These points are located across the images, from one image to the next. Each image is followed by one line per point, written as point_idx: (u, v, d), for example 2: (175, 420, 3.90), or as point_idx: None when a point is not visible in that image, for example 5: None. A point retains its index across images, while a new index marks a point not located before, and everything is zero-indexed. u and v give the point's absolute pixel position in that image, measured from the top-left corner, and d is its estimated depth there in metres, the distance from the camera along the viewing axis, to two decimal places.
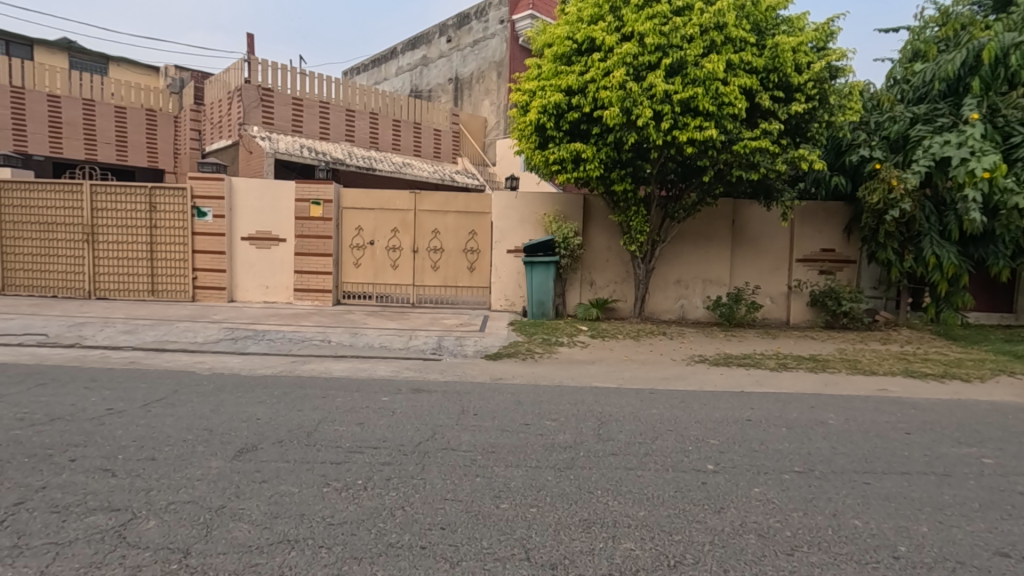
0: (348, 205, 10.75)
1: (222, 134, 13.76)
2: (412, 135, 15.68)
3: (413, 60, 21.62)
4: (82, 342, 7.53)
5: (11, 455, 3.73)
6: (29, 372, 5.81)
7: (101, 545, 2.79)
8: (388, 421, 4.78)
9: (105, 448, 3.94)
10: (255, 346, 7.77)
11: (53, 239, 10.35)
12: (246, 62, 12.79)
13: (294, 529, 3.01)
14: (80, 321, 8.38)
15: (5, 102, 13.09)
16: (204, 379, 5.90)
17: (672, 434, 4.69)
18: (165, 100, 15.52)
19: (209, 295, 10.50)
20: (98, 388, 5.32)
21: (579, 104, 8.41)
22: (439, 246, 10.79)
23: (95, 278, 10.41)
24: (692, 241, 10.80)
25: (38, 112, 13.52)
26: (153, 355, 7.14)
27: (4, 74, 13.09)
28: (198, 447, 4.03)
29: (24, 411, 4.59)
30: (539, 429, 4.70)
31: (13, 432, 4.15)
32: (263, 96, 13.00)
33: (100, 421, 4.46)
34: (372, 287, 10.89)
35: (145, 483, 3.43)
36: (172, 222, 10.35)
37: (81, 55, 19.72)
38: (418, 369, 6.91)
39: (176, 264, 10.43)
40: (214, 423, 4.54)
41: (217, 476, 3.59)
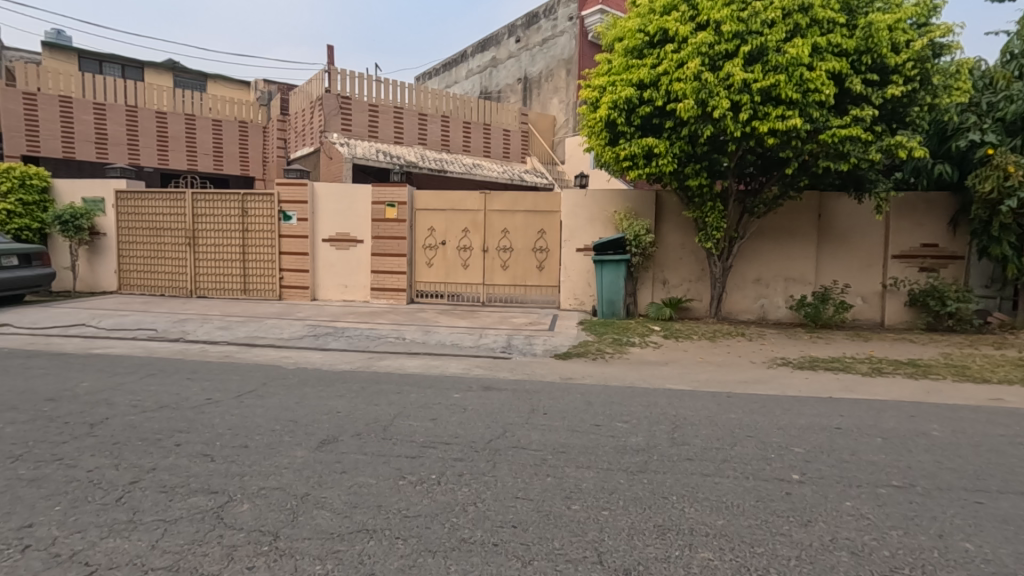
0: (421, 206, 11.06)
1: (305, 142, 14.58)
2: (482, 136, 15.90)
3: (483, 62, 21.91)
4: (185, 337, 8.23)
5: (127, 438, 4.14)
6: (142, 363, 6.43)
7: (202, 524, 3.03)
8: (459, 418, 4.88)
9: (204, 434, 4.28)
10: (335, 342, 8.17)
11: (161, 243, 11.38)
12: (326, 72, 13.45)
13: (372, 519, 3.13)
14: (182, 317, 9.16)
15: (122, 120, 14.55)
16: (289, 373, 6.28)
17: (752, 440, 4.46)
18: (255, 112, 16.66)
19: (294, 294, 11.16)
20: (198, 380, 5.80)
21: (651, 98, 8.17)
22: (509, 245, 10.87)
23: (196, 278, 11.33)
24: (773, 237, 10.24)
25: (148, 128, 14.91)
26: (244, 349, 7.68)
27: (120, 95, 14.54)
28: (284, 437, 4.28)
29: (136, 398, 5.08)
30: (609, 431, 4.62)
31: (128, 417, 4.60)
32: (342, 104, 13.63)
33: (200, 410, 4.85)
34: (444, 287, 11.16)
35: (239, 469, 3.69)
36: (261, 226, 11.09)
37: (184, 73, 21.56)
38: (488, 367, 6.99)
39: (265, 264, 11.16)
40: (299, 415, 4.82)
41: (302, 465, 3.80)
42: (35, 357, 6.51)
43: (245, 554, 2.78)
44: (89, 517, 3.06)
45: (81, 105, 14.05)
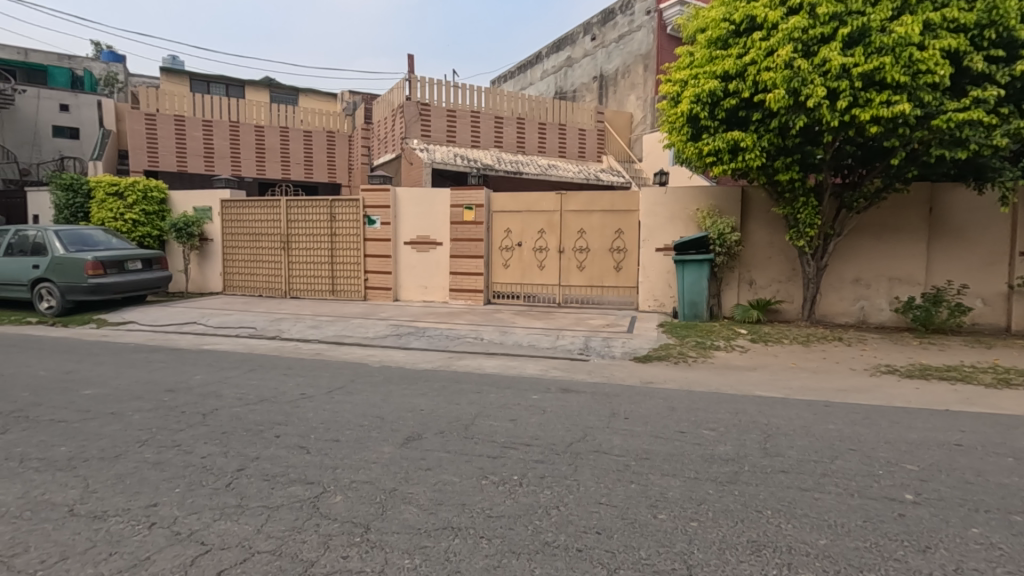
0: (498, 208, 11.19)
1: (387, 149, 15.20)
2: (557, 136, 15.85)
3: (558, 62, 21.86)
4: (281, 335, 8.81)
5: (234, 428, 4.48)
6: (245, 359, 6.96)
7: (301, 512, 3.22)
8: (538, 420, 4.87)
9: (300, 427, 4.55)
10: (416, 341, 8.44)
11: (259, 248, 12.26)
12: (407, 81, 13.94)
13: (457, 517, 3.19)
14: (279, 317, 9.81)
15: (226, 135, 15.85)
16: (374, 371, 6.55)
17: (855, 454, 4.11)
18: (342, 122, 17.58)
19: (378, 295, 11.66)
20: (293, 375, 6.19)
21: (737, 89, 7.79)
22: (586, 246, 10.76)
23: (289, 280, 12.12)
24: (874, 234, 9.45)
25: (248, 141, 16.15)
26: (334, 347, 8.10)
27: (224, 112, 15.84)
28: (372, 432, 4.47)
29: (240, 392, 5.49)
30: (694, 438, 4.43)
31: (234, 408, 4.99)
32: (422, 111, 14.08)
33: (296, 404, 5.17)
34: (520, 287, 11.22)
35: (332, 461, 3.89)
36: (348, 230, 11.68)
37: (279, 89, 23.19)
38: (566, 369, 6.94)
39: (351, 266, 11.74)
40: (385, 411, 5.01)
41: (389, 460, 3.94)
42: (155, 352, 7.21)
43: (340, 544, 2.91)
44: (203, 500, 3.34)
45: (192, 122, 15.46)
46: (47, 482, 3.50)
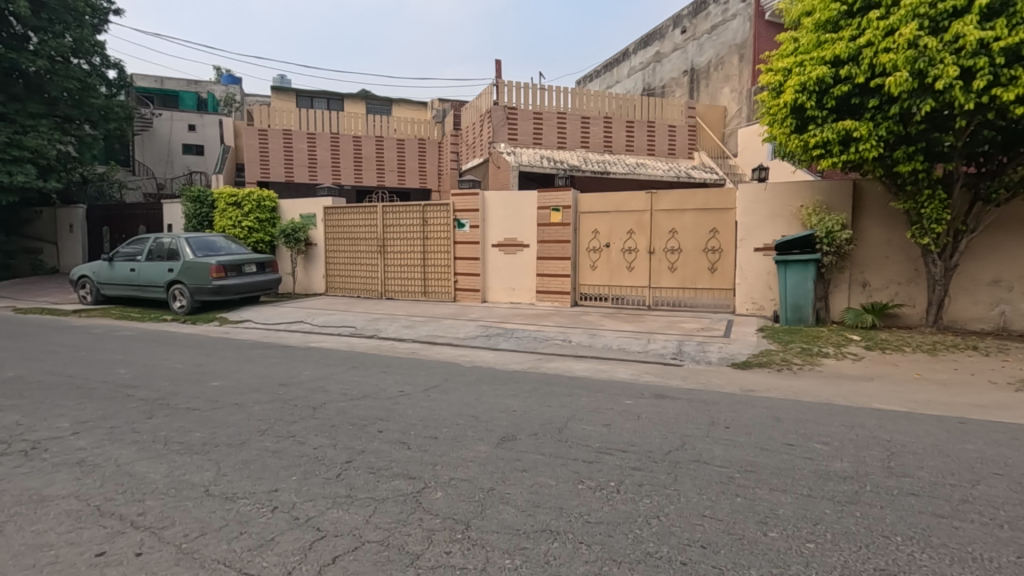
0: (585, 209, 11.09)
1: (475, 154, 15.56)
2: (646, 134, 15.45)
3: (646, 58, 21.32)
4: (378, 334, 9.28)
5: (341, 422, 4.76)
6: (347, 357, 7.40)
7: (405, 506, 3.35)
8: (633, 426, 4.75)
9: (400, 423, 4.75)
10: (505, 342, 8.55)
11: (358, 251, 12.99)
12: (495, 86, 14.19)
13: (555, 520, 3.18)
14: (375, 317, 10.33)
15: (328, 146, 16.97)
16: (466, 371, 6.71)
17: (1001, 480, 3.63)
18: (432, 129, 18.23)
19: (467, 296, 11.96)
20: (392, 373, 6.50)
21: (850, 75, 7.19)
22: (677, 246, 10.39)
23: (385, 282, 12.73)
24: (1018, 230, 8.34)
25: (347, 151, 17.18)
26: (427, 347, 8.39)
27: (327, 124, 16.97)
28: (468, 431, 4.57)
29: (344, 388, 5.84)
30: (805, 452, 4.13)
31: (340, 403, 5.32)
32: (509, 115, 14.28)
33: (396, 400, 5.42)
34: (608, 289, 11.05)
35: (431, 458, 4.03)
36: (439, 233, 12.08)
37: (374, 101, 24.50)
38: (659, 374, 6.72)
39: (442, 268, 12.13)
40: (479, 411, 5.11)
41: (486, 460, 4.01)
42: (269, 348, 7.84)
43: (442, 539, 3.00)
44: (317, 488, 3.57)
45: (299, 136, 16.71)
46: (186, 463, 3.90)
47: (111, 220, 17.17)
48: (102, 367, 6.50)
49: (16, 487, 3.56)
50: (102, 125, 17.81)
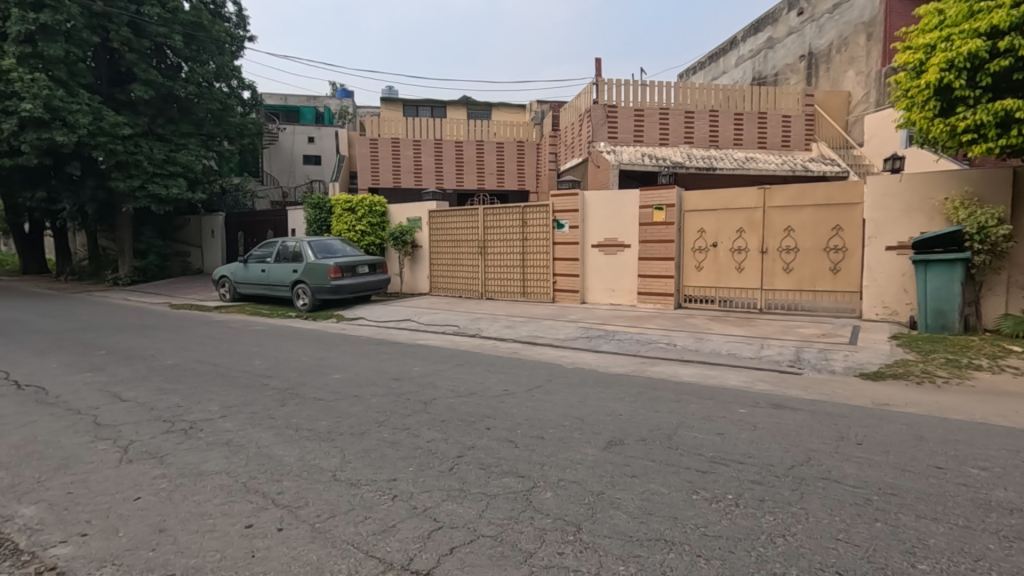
0: (691, 208, 10.64)
1: (574, 154, 15.50)
2: (757, 126, 14.53)
3: (757, 45, 20.02)
4: (480, 333, 9.53)
5: (450, 418, 4.94)
6: (452, 355, 7.66)
7: (516, 504, 3.40)
8: (750, 436, 4.47)
9: (507, 422, 4.84)
10: (606, 344, 8.42)
11: (460, 253, 13.42)
12: (594, 85, 14.04)
13: (670, 530, 3.07)
14: (477, 316, 10.62)
15: (432, 152, 17.73)
16: (568, 372, 6.69)
17: None
18: (530, 131, 18.42)
19: (565, 297, 11.93)
20: (496, 372, 6.64)
21: (1013, 46, 6.30)
22: (794, 245, 9.66)
23: (485, 282, 13.05)
24: None
25: (450, 156, 17.85)
26: (528, 348, 8.48)
27: (431, 131, 17.73)
28: (575, 433, 4.55)
29: (452, 384, 6.05)
30: (958, 477, 3.65)
31: (448, 399, 5.52)
32: (609, 113, 14.05)
33: (501, 399, 5.53)
34: (715, 291, 10.52)
35: (539, 458, 4.06)
36: (539, 234, 12.17)
37: (475, 107, 25.23)
38: (775, 382, 6.28)
39: (541, 269, 12.21)
40: (584, 413, 5.07)
41: (594, 463, 3.96)
42: (381, 345, 8.33)
43: (554, 540, 3.00)
44: (432, 480, 3.73)
45: (406, 143, 17.61)
46: (315, 449, 4.25)
47: (245, 226, 19.15)
48: (242, 358, 7.26)
49: (180, 461, 4.08)
50: (237, 141, 20.05)
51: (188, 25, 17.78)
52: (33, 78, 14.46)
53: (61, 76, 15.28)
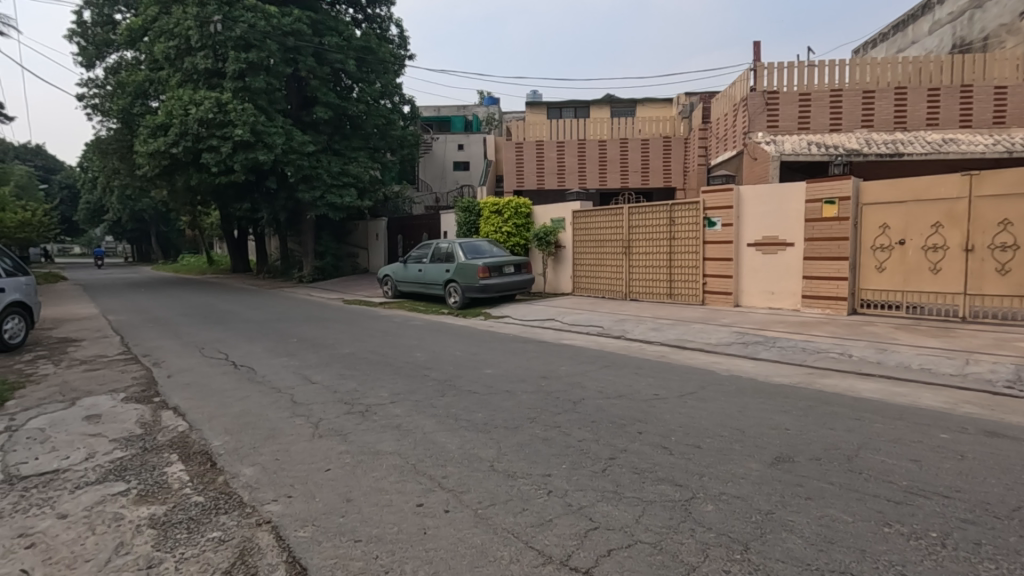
0: (871, 200, 9.39)
1: (728, 147, 14.56)
2: (957, 101, 12.38)
3: (959, 5, 16.96)
4: (625, 335, 9.36)
5: (600, 419, 4.91)
6: (599, 356, 7.63)
7: (674, 513, 3.27)
8: (956, 466, 3.81)
9: (659, 427, 4.68)
10: (765, 351, 7.76)
11: (603, 252, 13.30)
12: (752, 71, 13.00)
13: (857, 564, 2.73)
14: (621, 318, 10.45)
15: (576, 152, 17.82)
16: (724, 380, 6.28)
17: None
18: (678, 125, 17.71)
19: (717, 299, 11.23)
20: (645, 375, 6.47)
21: None
22: (1012, 242, 8.08)
23: (629, 283, 12.78)
24: None
25: (594, 155, 17.79)
26: (678, 352, 8.14)
27: (575, 131, 17.83)
28: (736, 445, 4.26)
29: (601, 386, 6.02)
30: None
31: (597, 400, 5.50)
32: (769, 100, 12.92)
33: (652, 403, 5.37)
34: (901, 295, 9.17)
35: (697, 468, 3.86)
36: (687, 232, 11.61)
37: (619, 104, 24.83)
38: (988, 405, 5.28)
39: (689, 269, 11.63)
40: (745, 424, 4.73)
41: (760, 479, 3.67)
42: (527, 343, 8.57)
43: (719, 556, 2.83)
44: (586, 479, 3.74)
45: (550, 145, 17.92)
46: (474, 439, 4.49)
47: (404, 230, 20.93)
48: (405, 350, 7.94)
49: (359, 440, 4.58)
50: (398, 152, 22.07)
51: (360, 49, 20.10)
52: (244, 108, 17.27)
53: (263, 104, 18.04)
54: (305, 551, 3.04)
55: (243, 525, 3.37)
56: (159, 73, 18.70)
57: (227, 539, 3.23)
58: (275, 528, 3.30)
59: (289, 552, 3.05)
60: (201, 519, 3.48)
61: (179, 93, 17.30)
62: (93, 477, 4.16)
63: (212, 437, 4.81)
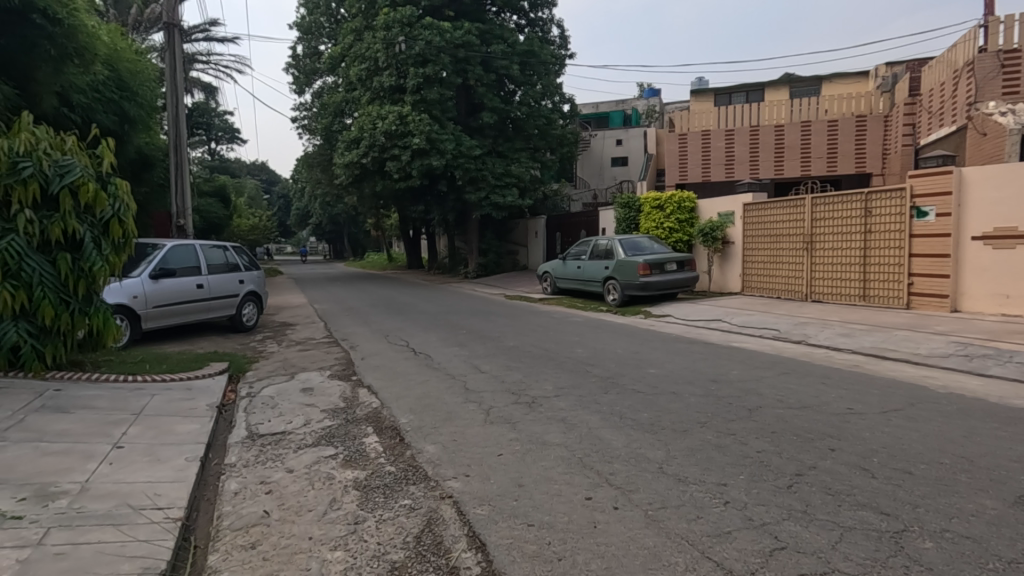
0: None
1: (944, 122, 12.36)
2: None
3: None
4: (807, 340, 8.41)
5: (782, 431, 4.48)
6: (776, 361, 6.96)
7: (881, 545, 2.86)
8: None
9: (857, 446, 4.13)
10: (997, 366, 6.41)
11: (779, 249, 12.10)
12: (982, 28, 10.81)
13: None
14: (802, 321, 9.41)
15: (748, 140, 16.49)
16: (940, 398, 5.32)
17: None
18: (876, 102, 15.62)
19: (927, 303, 9.60)
20: (834, 386, 5.74)
21: None
22: None
23: (810, 282, 11.46)
24: None
25: (769, 142, 16.29)
26: (875, 362, 7.10)
27: (746, 117, 16.52)
28: (962, 476, 3.59)
29: (779, 394, 5.50)
30: None
31: (777, 409, 5.02)
32: (1006, 61, 10.58)
33: (845, 418, 4.74)
34: None
35: (909, 497, 3.33)
36: (888, 225, 10.06)
37: (800, 83, 22.40)
38: None
39: (890, 267, 10.08)
40: (973, 452, 3.95)
41: (998, 520, 3.05)
42: (692, 344, 8.17)
43: None
44: (768, 494, 3.44)
45: (717, 134, 16.79)
46: (641, 439, 4.40)
47: (562, 227, 21.29)
48: (566, 346, 8.06)
49: (527, 429, 4.77)
50: (557, 150, 22.50)
51: (523, 54, 20.92)
52: (421, 119, 18.99)
53: (437, 114, 19.65)
54: (483, 528, 3.26)
55: (429, 497, 3.71)
56: (353, 93, 21.37)
57: (417, 507, 3.59)
58: (456, 503, 3.59)
59: (470, 527, 3.29)
60: (394, 487, 3.92)
61: (369, 110, 19.61)
62: (310, 441, 4.92)
63: (399, 415, 5.38)
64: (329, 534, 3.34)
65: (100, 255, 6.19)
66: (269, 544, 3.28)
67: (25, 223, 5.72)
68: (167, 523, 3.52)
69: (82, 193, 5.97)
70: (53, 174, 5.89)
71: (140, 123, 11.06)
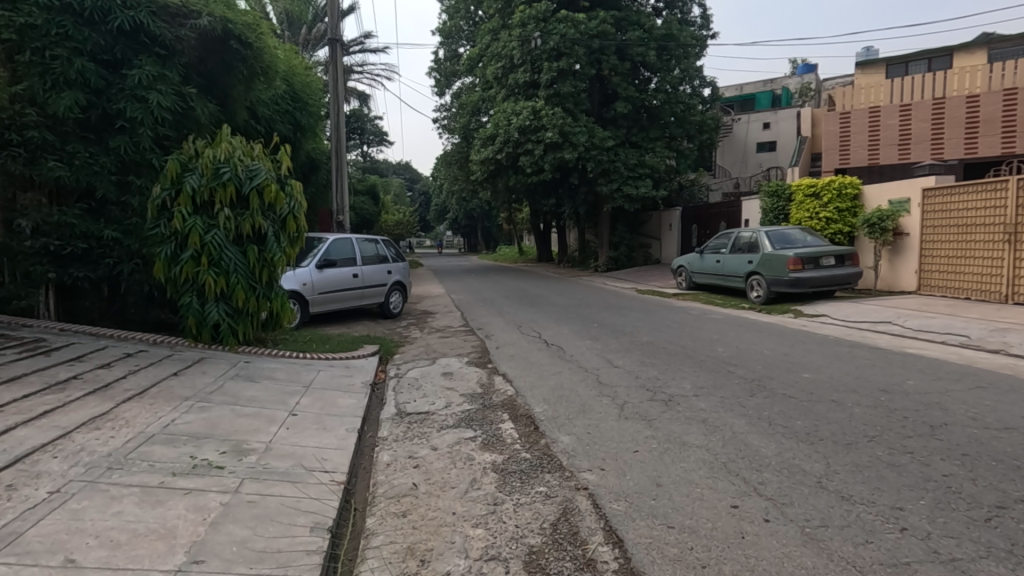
0: None
1: None
2: None
3: None
4: (1009, 349, 7.05)
5: (978, 454, 3.81)
6: (966, 373, 5.94)
7: None
8: None
9: None
10: None
11: (970, 241, 10.29)
12: None
13: None
14: (1002, 327, 7.91)
15: (929, 115, 14.25)
16: None
17: None
18: None
19: None
20: None
21: None
22: None
23: (1013, 282, 9.61)
24: None
25: (958, 116, 13.92)
26: None
27: (928, 89, 14.27)
28: None
29: (972, 411, 4.68)
30: None
31: (969, 429, 4.28)
32: None
33: None
34: None
35: None
36: None
37: (1003, 43, 18.75)
38: None
39: None
40: None
41: None
42: (856, 348, 7.27)
43: None
44: (958, 526, 2.95)
45: (889, 110, 14.74)
46: (795, 448, 4.03)
47: (699, 219, 20.20)
48: (706, 344, 7.63)
49: (665, 428, 4.59)
50: (696, 138, 21.36)
51: (661, 38, 20.13)
52: (554, 112, 19.13)
53: (570, 106, 19.65)
54: (621, 523, 3.21)
55: (564, 487, 3.74)
56: (490, 92, 22.13)
57: (553, 495, 3.63)
58: (591, 495, 3.58)
59: (606, 521, 3.25)
60: (531, 473, 4.01)
61: (504, 106, 20.17)
62: (451, 422, 5.21)
63: (533, 404, 5.49)
64: (471, 512, 3.51)
65: (279, 247, 7.16)
66: (418, 514, 3.53)
67: (224, 220, 6.75)
68: (332, 485, 3.95)
69: (266, 194, 6.93)
70: (244, 177, 6.89)
71: (309, 131, 12.52)
